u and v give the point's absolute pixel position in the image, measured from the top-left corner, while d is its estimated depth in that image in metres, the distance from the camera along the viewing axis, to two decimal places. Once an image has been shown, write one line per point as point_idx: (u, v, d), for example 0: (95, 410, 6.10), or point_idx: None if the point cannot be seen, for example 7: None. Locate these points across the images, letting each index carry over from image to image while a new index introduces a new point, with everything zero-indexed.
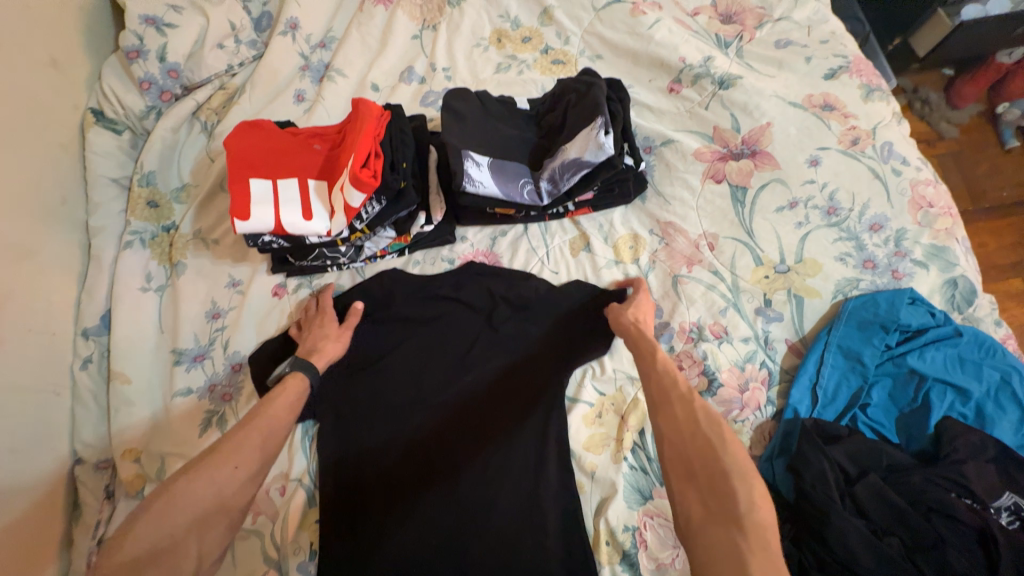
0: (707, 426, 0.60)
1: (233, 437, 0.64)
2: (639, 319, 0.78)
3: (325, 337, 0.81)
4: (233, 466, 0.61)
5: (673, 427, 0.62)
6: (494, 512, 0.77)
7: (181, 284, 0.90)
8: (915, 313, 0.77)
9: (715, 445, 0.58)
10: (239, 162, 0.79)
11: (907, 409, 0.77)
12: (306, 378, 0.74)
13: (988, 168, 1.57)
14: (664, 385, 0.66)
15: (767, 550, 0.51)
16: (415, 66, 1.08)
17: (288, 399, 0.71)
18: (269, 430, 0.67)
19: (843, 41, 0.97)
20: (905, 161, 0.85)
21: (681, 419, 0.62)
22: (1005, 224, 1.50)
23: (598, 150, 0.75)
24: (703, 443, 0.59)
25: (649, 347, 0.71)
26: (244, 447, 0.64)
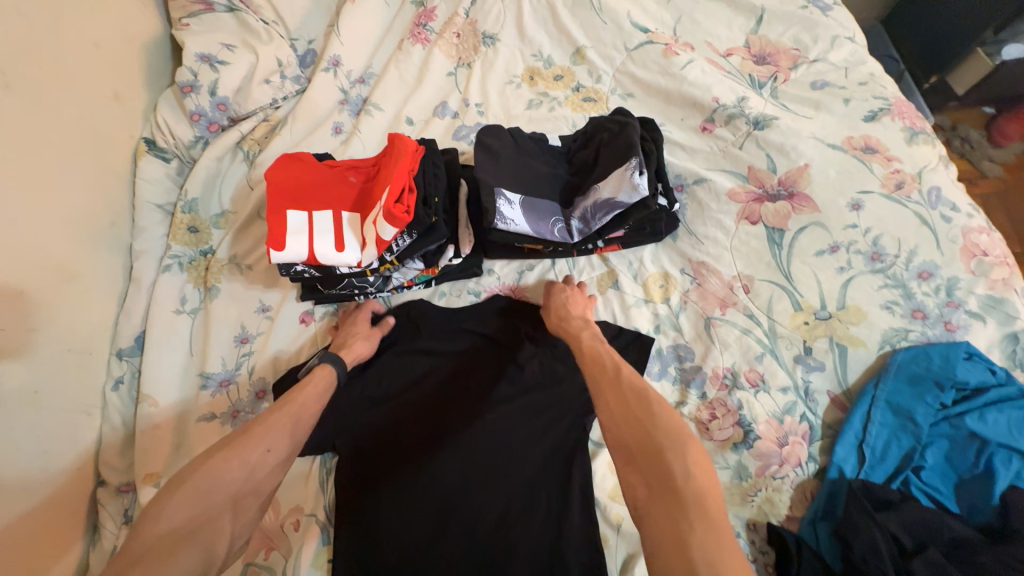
0: (637, 402, 0.61)
1: (265, 418, 0.67)
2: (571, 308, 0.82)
3: (353, 336, 0.84)
4: (265, 448, 0.63)
5: (608, 411, 0.62)
6: (514, 564, 0.73)
7: (214, 308, 0.91)
8: (972, 370, 0.72)
9: (647, 418, 0.58)
10: (277, 193, 0.81)
11: (968, 475, 0.71)
12: (333, 370, 0.77)
13: None
14: (595, 367, 0.68)
15: (708, 519, 0.49)
16: (449, 102, 1.11)
17: (317, 392, 0.73)
18: (298, 416, 0.69)
19: (882, 83, 0.95)
20: (955, 207, 0.81)
21: (613, 399, 0.62)
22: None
23: (632, 190, 0.75)
24: (635, 419, 0.59)
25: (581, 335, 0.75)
26: (273, 430, 0.66)
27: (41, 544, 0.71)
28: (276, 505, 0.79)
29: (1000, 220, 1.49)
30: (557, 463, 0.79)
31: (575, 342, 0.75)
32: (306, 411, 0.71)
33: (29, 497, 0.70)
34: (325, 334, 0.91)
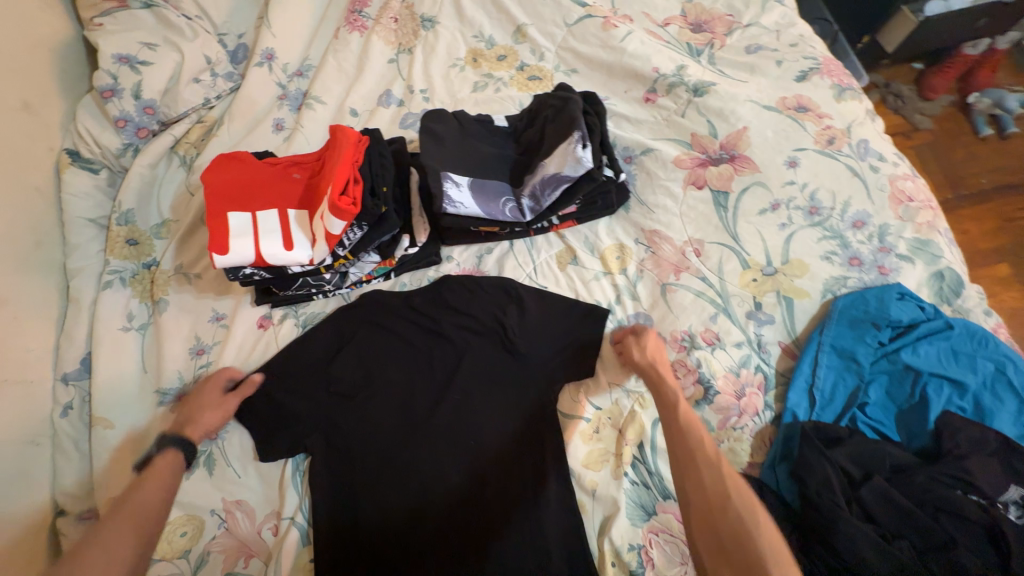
0: (739, 500, 0.61)
1: (102, 526, 0.63)
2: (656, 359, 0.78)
3: (201, 408, 0.78)
4: (97, 563, 0.59)
5: (702, 496, 0.63)
6: (495, 538, 0.76)
7: (164, 321, 0.88)
8: (905, 308, 0.77)
9: (748, 524, 0.59)
10: (217, 197, 0.78)
11: (905, 405, 0.77)
12: (177, 454, 0.73)
13: (966, 155, 1.60)
14: (688, 445, 0.67)
15: None
16: (392, 90, 1.09)
17: (158, 482, 0.70)
18: (139, 513, 0.65)
19: (811, 43, 0.99)
20: (882, 157, 0.86)
21: (709, 491, 0.63)
22: (986, 210, 1.52)
23: (576, 164, 0.76)
24: (736, 521, 0.59)
25: (669, 399, 0.72)
26: (107, 539, 0.61)
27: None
28: (249, 513, 0.78)
29: (934, 168, 1.58)
30: (530, 439, 0.81)
31: (667, 406, 0.72)
32: (145, 505, 0.67)
33: None
34: (282, 338, 0.87)
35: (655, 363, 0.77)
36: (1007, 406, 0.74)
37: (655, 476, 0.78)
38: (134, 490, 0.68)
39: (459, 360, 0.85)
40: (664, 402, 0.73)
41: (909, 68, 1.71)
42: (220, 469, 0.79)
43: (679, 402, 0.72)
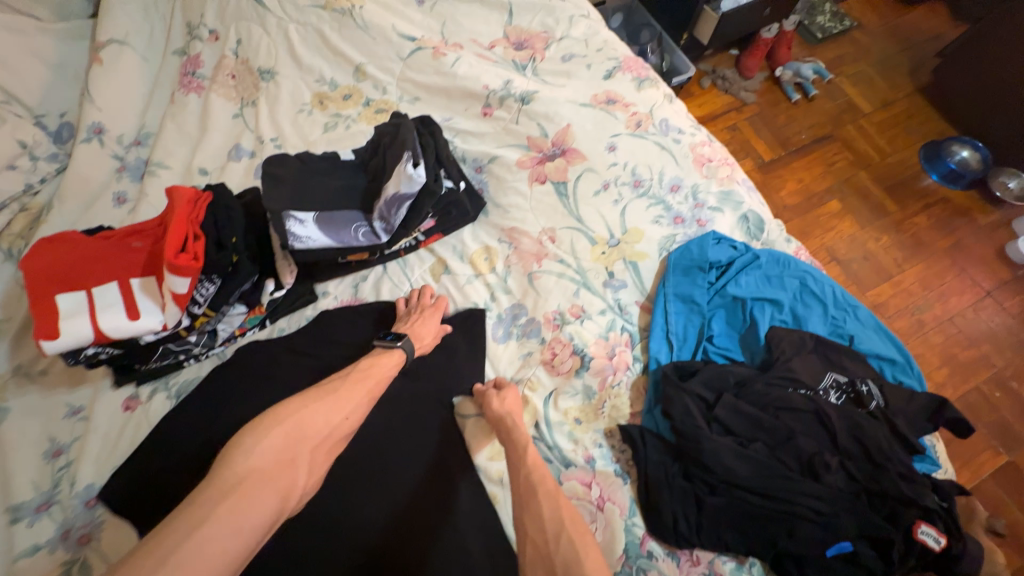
0: (573, 529, 0.64)
1: (352, 382, 0.75)
2: (510, 410, 0.79)
3: (420, 321, 0.86)
4: (346, 415, 0.72)
5: (540, 529, 0.65)
6: (402, 560, 0.76)
7: (5, 431, 0.78)
8: (721, 250, 0.91)
9: (579, 549, 0.62)
10: (41, 281, 0.73)
11: (743, 329, 0.90)
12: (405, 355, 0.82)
13: (787, 118, 1.90)
14: (533, 480, 0.70)
15: None
16: (242, 143, 1.08)
17: (386, 370, 0.80)
18: (378, 383, 0.78)
19: (614, 46, 1.14)
20: (681, 131, 1.02)
21: (550, 521, 0.65)
22: (810, 159, 1.81)
23: (410, 181, 0.82)
24: (568, 547, 0.62)
25: (521, 443, 0.75)
26: (358, 395, 0.75)
27: None
28: None
29: (763, 133, 1.87)
30: (433, 449, 0.83)
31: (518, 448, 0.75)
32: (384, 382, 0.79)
33: None
34: (152, 414, 0.82)
35: (510, 414, 0.78)
36: (814, 310, 0.90)
37: (556, 449, 0.83)
38: (376, 360, 0.80)
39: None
40: (516, 448, 0.74)
41: (728, 54, 2.02)
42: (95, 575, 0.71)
43: (530, 445, 0.75)
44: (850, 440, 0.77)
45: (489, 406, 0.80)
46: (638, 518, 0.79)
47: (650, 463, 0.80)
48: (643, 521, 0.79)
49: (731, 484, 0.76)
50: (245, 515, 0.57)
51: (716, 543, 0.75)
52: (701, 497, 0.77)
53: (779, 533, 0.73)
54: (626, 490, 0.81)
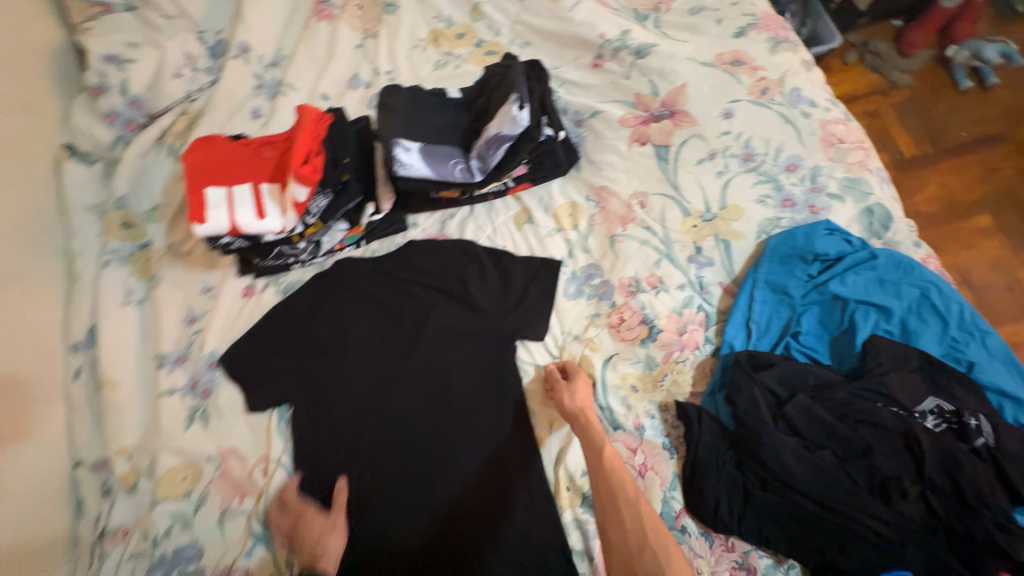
0: (656, 542, 0.63)
1: None
2: (584, 403, 0.80)
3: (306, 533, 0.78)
4: None
5: (621, 535, 0.65)
6: (450, 468, 0.85)
7: (159, 294, 0.96)
8: (832, 242, 0.82)
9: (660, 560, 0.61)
10: (195, 175, 0.85)
11: (837, 332, 0.82)
12: None
13: (948, 107, 1.61)
14: (611, 484, 0.69)
15: None
16: (360, 73, 1.15)
17: None
18: None
19: (753, 1, 1.02)
20: (813, 104, 0.90)
21: (629, 527, 0.65)
22: (968, 161, 1.53)
23: (513, 123, 0.83)
24: (650, 561, 0.61)
25: (593, 437, 0.75)
26: None
27: (34, 519, 0.78)
28: (242, 457, 0.86)
29: (912, 124, 1.60)
30: (491, 383, 0.89)
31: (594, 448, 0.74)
32: None
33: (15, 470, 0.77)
34: (265, 302, 0.96)
35: (584, 409, 0.79)
36: (930, 327, 0.80)
37: (608, 411, 0.85)
38: None
39: (425, 331, 0.92)
40: (591, 443, 0.74)
41: (889, 25, 1.73)
42: (213, 422, 0.88)
43: (605, 443, 0.74)
44: (939, 472, 0.70)
45: (560, 399, 0.82)
46: (677, 492, 0.80)
47: (701, 445, 0.78)
48: (682, 497, 0.79)
49: (786, 485, 0.73)
50: None
51: (755, 536, 0.74)
52: (750, 490, 0.75)
53: (829, 546, 0.70)
54: (670, 464, 0.81)
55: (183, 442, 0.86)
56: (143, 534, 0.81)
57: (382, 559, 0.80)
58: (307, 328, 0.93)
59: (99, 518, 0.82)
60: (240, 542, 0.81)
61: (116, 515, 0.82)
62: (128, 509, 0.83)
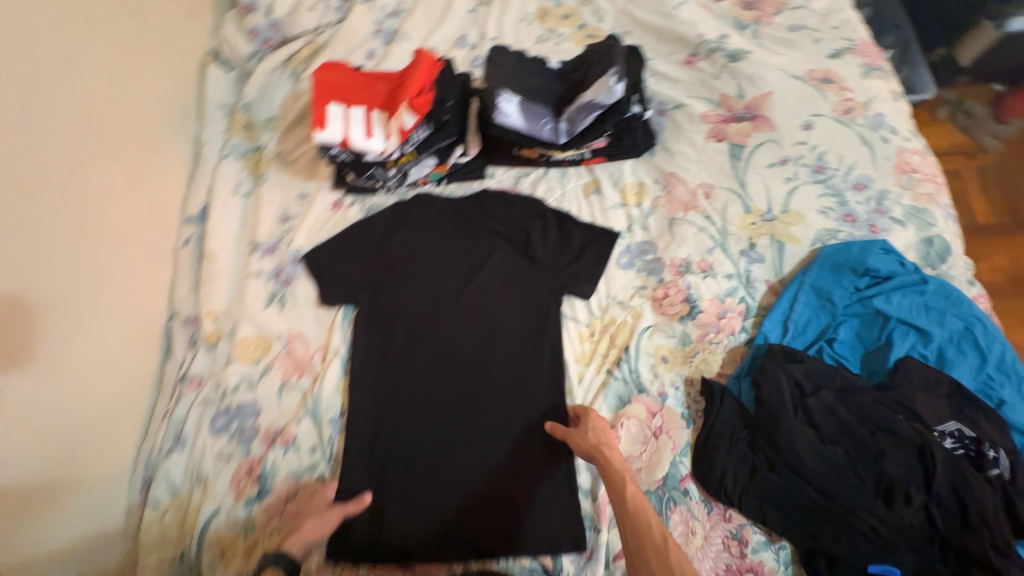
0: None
1: None
2: (601, 440, 0.78)
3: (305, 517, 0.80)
4: None
5: None
6: (482, 394, 0.92)
7: (264, 191, 1.10)
8: (885, 261, 0.85)
9: None
10: (321, 91, 0.98)
11: (872, 347, 0.85)
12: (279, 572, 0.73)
13: None
14: (637, 525, 0.65)
15: None
16: (468, 36, 1.26)
17: None
18: None
19: (854, 28, 1.06)
20: (894, 131, 0.94)
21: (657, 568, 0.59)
22: None
23: (608, 93, 0.90)
24: None
25: (613, 473, 0.72)
26: None
27: (136, 348, 0.93)
28: (306, 342, 0.98)
29: (994, 191, 1.60)
30: (534, 328, 0.96)
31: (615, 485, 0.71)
32: None
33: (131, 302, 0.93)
34: (350, 216, 1.07)
35: (600, 446, 0.77)
36: (967, 359, 0.82)
37: (637, 375, 0.91)
38: None
39: (485, 270, 1.01)
40: (610, 480, 0.72)
41: (990, 89, 1.72)
42: (288, 307, 1.00)
43: (626, 481, 0.70)
44: (946, 489, 0.72)
45: (574, 438, 0.81)
46: (686, 459, 0.85)
47: (719, 420, 0.83)
48: (690, 465, 0.84)
49: (794, 469, 0.77)
50: None
51: (753, 512, 0.78)
52: (757, 469, 0.79)
53: (824, 533, 0.74)
54: (686, 433, 0.86)
55: (261, 317, 0.98)
56: (214, 386, 0.93)
57: (407, 456, 0.89)
58: (381, 243, 1.03)
59: (185, 363, 0.95)
60: (291, 411, 0.92)
61: (196, 363, 0.95)
62: (206, 362, 0.95)
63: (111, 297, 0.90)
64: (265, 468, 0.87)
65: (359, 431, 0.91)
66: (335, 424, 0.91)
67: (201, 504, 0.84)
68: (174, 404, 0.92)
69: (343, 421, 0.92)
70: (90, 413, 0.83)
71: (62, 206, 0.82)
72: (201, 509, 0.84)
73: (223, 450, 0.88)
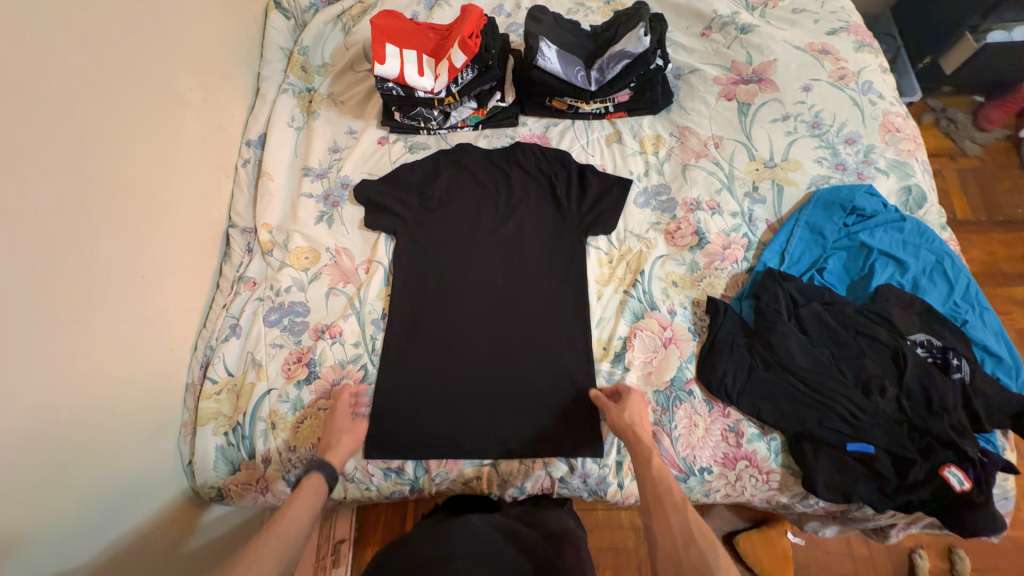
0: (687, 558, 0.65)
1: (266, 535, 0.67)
2: (636, 419, 0.86)
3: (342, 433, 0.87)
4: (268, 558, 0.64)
5: (669, 535, 0.69)
6: (510, 310, 1.03)
7: (316, 125, 1.21)
8: (870, 201, 0.98)
9: (708, 557, 0.64)
10: (380, 31, 1.10)
11: (856, 277, 0.98)
12: (322, 479, 0.79)
13: (1009, 185, 1.76)
14: (659, 491, 0.75)
15: None
16: (504, 5, 1.36)
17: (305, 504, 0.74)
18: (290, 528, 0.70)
19: (849, 12, 1.20)
20: (881, 96, 1.07)
21: (676, 525, 0.69)
22: (1013, 237, 1.67)
23: (637, 43, 1.04)
24: (695, 557, 0.64)
25: (643, 448, 0.81)
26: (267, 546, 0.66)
27: (200, 248, 1.03)
28: (351, 256, 1.08)
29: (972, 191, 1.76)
30: (559, 254, 1.07)
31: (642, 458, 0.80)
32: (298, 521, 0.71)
33: (198, 207, 1.03)
34: (394, 151, 1.18)
35: (633, 425, 0.84)
36: (937, 287, 0.94)
37: (651, 296, 1.01)
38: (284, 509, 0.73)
39: (515, 201, 1.12)
40: (641, 455, 0.80)
41: (970, 100, 1.89)
42: (336, 226, 1.10)
43: (654, 455, 0.80)
44: (916, 384, 0.84)
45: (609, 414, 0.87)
46: (691, 365, 0.95)
47: (723, 331, 0.94)
48: (695, 369, 0.95)
49: (785, 367, 0.89)
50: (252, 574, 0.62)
51: (750, 408, 0.89)
52: (755, 370, 0.90)
53: (811, 419, 0.85)
54: (692, 344, 0.97)
55: (313, 232, 1.09)
56: (268, 286, 1.03)
57: (440, 356, 0.99)
58: (422, 176, 1.14)
59: (242, 265, 1.07)
60: (337, 313, 1.02)
61: (251, 267, 1.07)
62: (260, 267, 1.06)
63: (188, 196, 1.01)
64: (314, 356, 0.97)
65: (398, 331, 1.01)
66: (377, 325, 1.01)
67: (255, 383, 0.94)
68: (233, 299, 1.03)
69: (384, 322, 1.02)
70: (163, 295, 0.93)
71: (155, 107, 0.94)
72: (255, 387, 0.94)
73: (276, 339, 0.99)
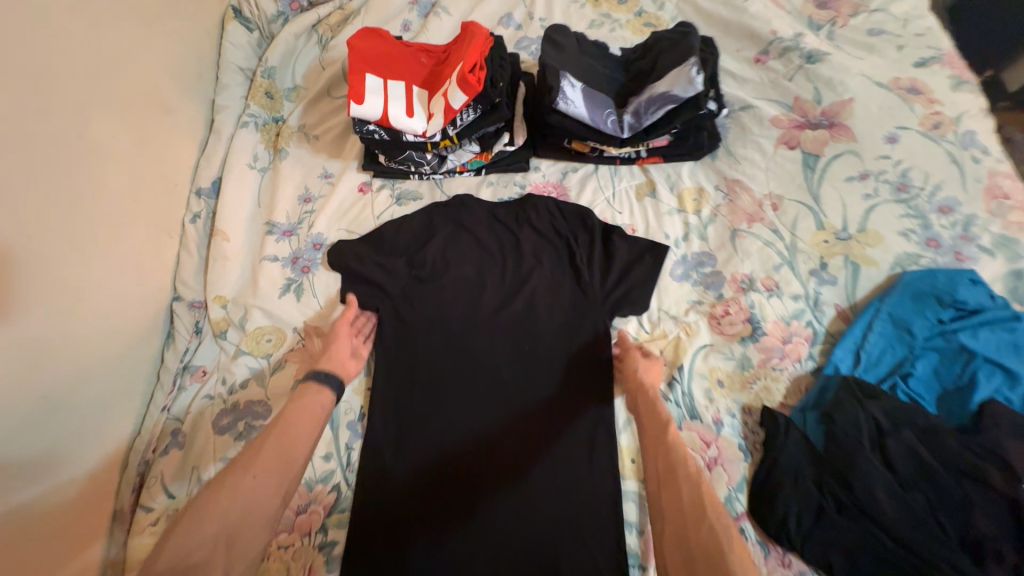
0: (715, 522, 0.59)
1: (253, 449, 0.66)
2: (651, 381, 0.78)
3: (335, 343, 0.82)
4: (253, 474, 0.63)
5: (677, 506, 0.63)
6: (519, 409, 0.83)
7: (283, 167, 1.00)
8: (974, 293, 0.78)
9: (721, 540, 0.56)
10: (358, 57, 0.89)
11: (952, 386, 0.77)
12: (317, 388, 0.76)
13: None
14: (672, 458, 0.67)
15: None
16: (514, 14, 1.12)
17: (301, 420, 0.71)
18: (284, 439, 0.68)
19: (939, 37, 0.97)
20: (985, 151, 0.86)
21: (686, 496, 0.63)
22: None
23: (687, 85, 0.82)
24: (705, 536, 0.58)
25: (658, 412, 0.74)
26: (259, 461, 0.64)
27: (135, 335, 0.83)
28: None
29: None
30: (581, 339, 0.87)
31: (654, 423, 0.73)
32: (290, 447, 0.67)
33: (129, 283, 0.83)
34: (378, 202, 0.97)
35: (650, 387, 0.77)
36: None
37: (689, 398, 0.82)
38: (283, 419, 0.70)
39: (526, 270, 0.91)
40: (653, 420, 0.73)
41: None
42: (306, 298, 0.90)
43: (668, 423, 0.72)
44: None
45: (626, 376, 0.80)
46: (742, 495, 0.76)
47: (785, 455, 0.75)
48: (747, 502, 0.75)
49: (864, 514, 0.69)
50: (242, 495, 0.61)
51: (818, 559, 0.69)
52: (826, 511, 0.70)
53: None
54: (743, 467, 0.77)
55: (277, 308, 0.89)
56: (220, 379, 0.84)
57: (430, 475, 0.80)
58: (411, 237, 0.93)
59: (188, 350, 0.87)
60: None
61: (201, 352, 0.87)
62: (211, 352, 0.87)
63: (115, 268, 0.80)
64: None
65: (379, 441, 0.81)
66: (354, 429, 0.83)
67: None
68: (176, 397, 0.83)
69: (362, 426, 0.84)
70: (77, 405, 0.73)
71: (65, 161, 0.73)
72: None
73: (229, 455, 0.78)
